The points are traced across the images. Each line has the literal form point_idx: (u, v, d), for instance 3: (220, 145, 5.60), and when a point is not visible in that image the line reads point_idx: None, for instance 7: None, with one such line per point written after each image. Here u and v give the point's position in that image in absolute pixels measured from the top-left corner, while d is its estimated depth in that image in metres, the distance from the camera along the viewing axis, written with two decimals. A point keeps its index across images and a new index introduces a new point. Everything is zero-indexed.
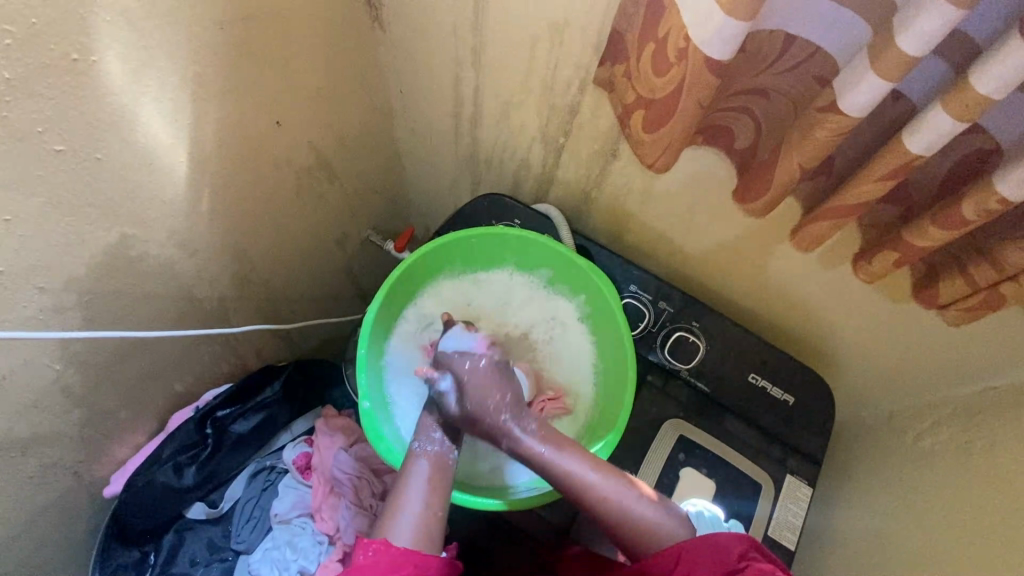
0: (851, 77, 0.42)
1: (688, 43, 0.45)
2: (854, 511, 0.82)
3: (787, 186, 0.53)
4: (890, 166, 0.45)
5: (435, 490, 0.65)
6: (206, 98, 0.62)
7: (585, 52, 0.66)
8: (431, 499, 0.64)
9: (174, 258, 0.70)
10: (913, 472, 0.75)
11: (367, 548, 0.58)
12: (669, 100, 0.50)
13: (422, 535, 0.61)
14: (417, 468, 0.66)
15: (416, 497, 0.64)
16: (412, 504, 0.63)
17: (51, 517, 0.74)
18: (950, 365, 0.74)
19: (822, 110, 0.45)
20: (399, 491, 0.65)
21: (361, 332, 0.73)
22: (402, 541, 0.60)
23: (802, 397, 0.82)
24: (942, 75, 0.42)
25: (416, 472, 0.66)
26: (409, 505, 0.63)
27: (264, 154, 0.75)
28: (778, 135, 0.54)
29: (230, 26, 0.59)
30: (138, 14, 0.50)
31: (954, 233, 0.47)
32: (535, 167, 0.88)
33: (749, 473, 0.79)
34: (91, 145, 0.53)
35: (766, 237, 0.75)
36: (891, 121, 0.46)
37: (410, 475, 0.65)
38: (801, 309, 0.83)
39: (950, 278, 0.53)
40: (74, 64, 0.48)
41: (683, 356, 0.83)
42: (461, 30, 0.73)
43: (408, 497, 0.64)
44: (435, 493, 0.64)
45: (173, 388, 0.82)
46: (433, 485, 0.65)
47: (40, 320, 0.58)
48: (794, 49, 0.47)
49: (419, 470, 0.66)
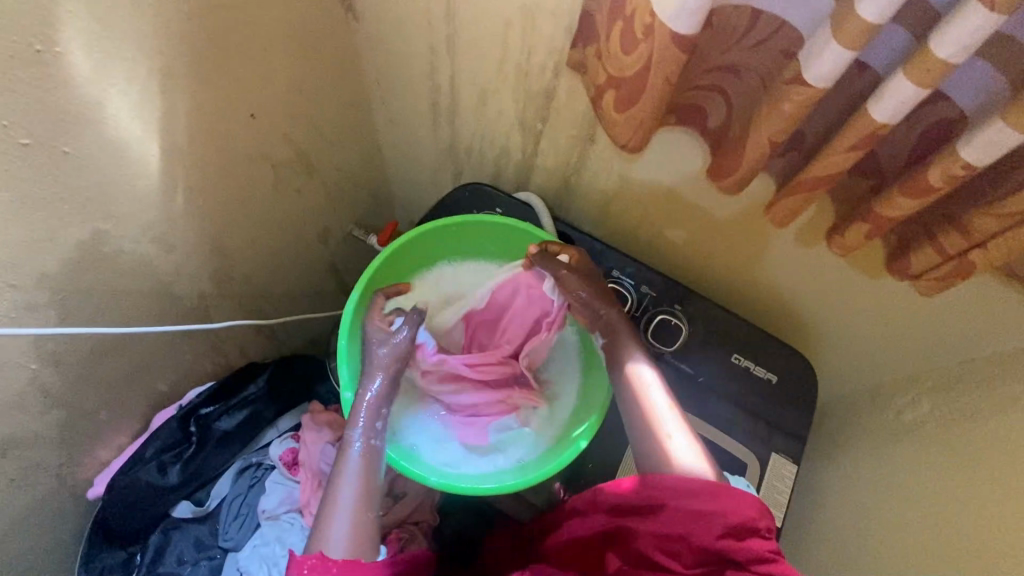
0: (815, 48, 0.42)
1: (654, 19, 0.45)
2: (838, 486, 0.83)
3: (758, 161, 0.53)
4: (857, 136, 0.45)
5: (365, 486, 0.64)
6: (176, 90, 0.61)
7: (558, 36, 0.66)
8: (361, 497, 0.63)
9: (150, 253, 0.70)
10: (895, 445, 0.76)
11: (304, 566, 0.58)
12: (638, 78, 0.50)
13: (358, 538, 0.61)
14: (348, 466, 0.65)
15: (348, 498, 0.63)
16: (345, 508, 0.62)
17: (34, 520, 0.73)
18: (928, 338, 0.76)
19: (788, 83, 0.46)
20: (331, 494, 0.63)
21: (342, 323, 0.72)
22: (339, 549, 0.60)
23: (784, 375, 0.82)
24: (904, 44, 0.42)
25: (347, 470, 0.64)
26: (341, 509, 0.62)
27: (239, 148, 0.74)
28: (749, 111, 0.54)
29: (198, 16, 0.58)
30: (102, 3, 0.49)
31: (922, 202, 0.47)
32: (514, 155, 0.88)
33: (734, 452, 0.80)
34: (59, 138, 0.53)
35: (744, 218, 0.76)
36: (856, 93, 0.47)
37: (341, 475, 0.64)
38: (781, 289, 0.84)
39: (921, 248, 0.54)
40: (38, 56, 0.47)
41: (666, 340, 0.83)
42: (434, 18, 0.73)
43: (339, 500, 0.63)
44: (366, 488, 0.64)
45: (156, 387, 0.82)
46: (364, 483, 0.64)
47: (14, 318, 0.58)
48: (759, 24, 0.48)
49: (350, 468, 0.65)
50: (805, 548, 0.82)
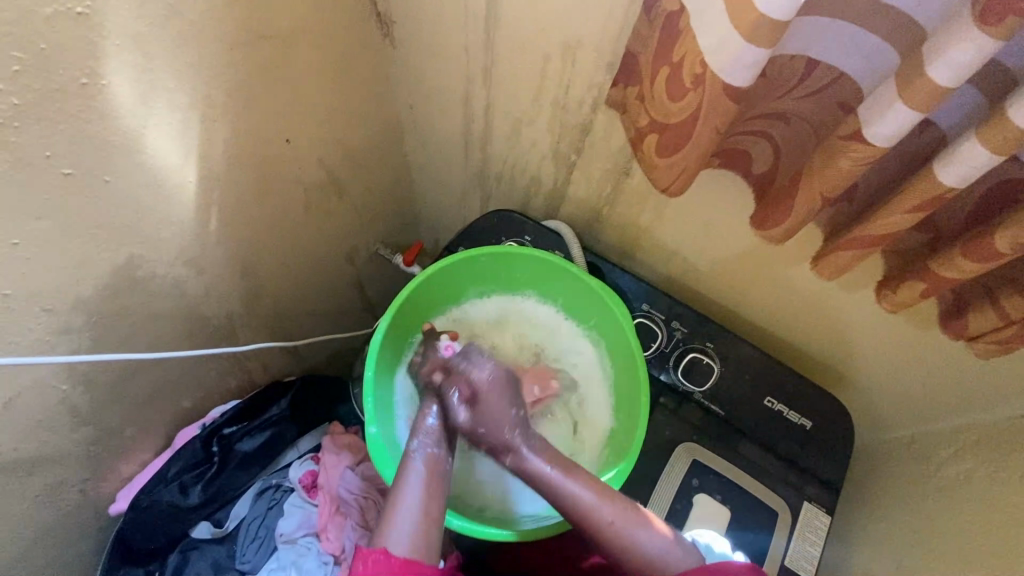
0: (876, 106, 0.41)
1: (706, 70, 0.44)
2: (873, 541, 0.79)
3: (806, 215, 0.52)
4: (922, 197, 0.43)
5: (427, 496, 0.64)
6: (214, 119, 0.61)
7: (598, 72, 0.65)
8: (427, 506, 0.63)
9: (182, 277, 0.70)
10: (933, 501, 0.73)
11: (366, 558, 0.56)
12: (685, 125, 0.49)
13: (425, 535, 0.61)
14: (413, 474, 0.65)
15: (413, 503, 0.63)
16: (410, 507, 0.62)
17: (59, 534, 0.73)
18: (975, 392, 0.72)
19: (845, 139, 0.44)
20: (393, 499, 0.63)
21: (369, 355, 0.71)
22: (400, 546, 0.59)
23: (819, 420, 0.79)
24: (976, 105, 0.40)
25: (412, 476, 0.65)
26: (404, 511, 0.62)
27: (274, 172, 0.74)
28: (798, 160, 0.52)
29: (240, 47, 0.59)
30: (148, 37, 0.50)
31: (986, 265, 0.45)
32: (546, 184, 0.87)
33: (765, 499, 0.77)
34: (100, 168, 0.53)
35: (783, 258, 0.73)
36: (919, 149, 0.45)
37: (406, 481, 0.64)
38: (818, 331, 0.81)
39: (981, 310, 0.51)
40: (83, 89, 0.47)
41: (696, 378, 0.81)
42: (472, 49, 0.72)
43: (401, 504, 0.62)
44: (431, 497, 0.64)
45: (181, 405, 0.82)
46: (429, 490, 0.64)
47: (47, 342, 0.58)
48: (814, 75, 0.46)
49: (415, 473, 0.65)
50: None
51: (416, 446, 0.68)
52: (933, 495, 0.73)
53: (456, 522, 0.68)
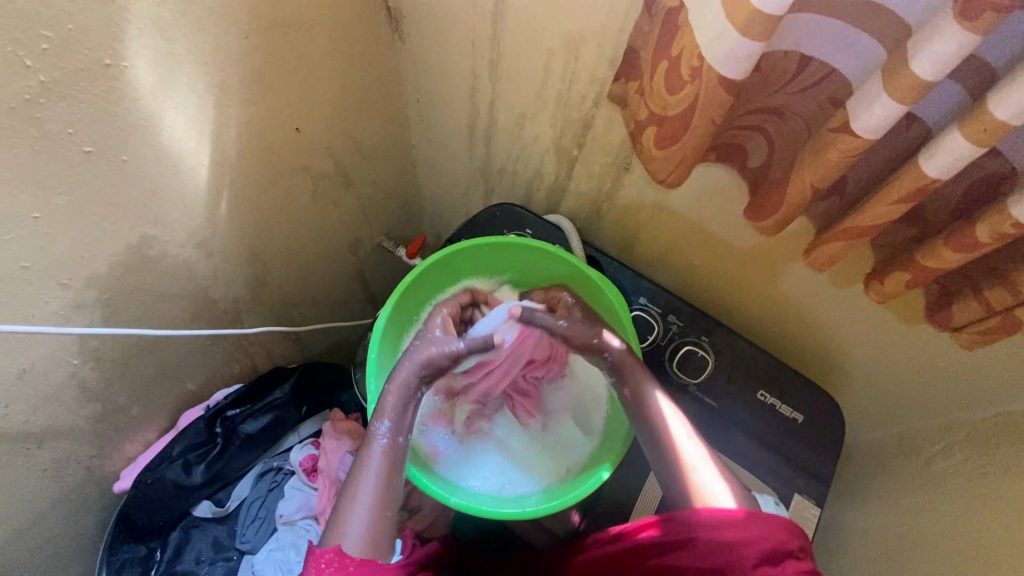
0: (864, 99, 0.43)
1: (702, 62, 0.46)
2: (862, 534, 0.80)
3: (797, 206, 0.54)
4: (906, 190, 0.45)
5: (384, 485, 0.65)
6: (228, 104, 0.63)
7: (601, 68, 0.67)
8: (382, 498, 0.65)
9: (192, 259, 0.72)
10: (920, 495, 0.74)
11: (321, 561, 0.58)
12: (683, 116, 0.51)
13: (378, 526, 0.63)
14: (372, 463, 0.66)
15: (367, 498, 0.64)
16: (365, 498, 0.64)
17: (65, 508, 0.75)
18: (962, 388, 0.74)
19: (834, 131, 0.46)
20: (351, 491, 0.64)
21: (372, 336, 0.73)
22: (355, 545, 0.61)
23: (810, 414, 0.81)
24: (958, 100, 0.42)
25: (369, 467, 0.66)
26: (360, 504, 0.63)
27: (283, 160, 0.76)
28: (791, 153, 0.54)
29: (255, 35, 0.61)
30: (168, 22, 0.52)
31: (969, 255, 0.47)
32: (548, 178, 0.89)
33: (756, 490, 0.78)
34: (118, 147, 0.55)
35: (777, 254, 0.75)
36: (906, 143, 0.47)
37: (363, 473, 0.65)
38: (812, 327, 0.82)
39: (965, 301, 0.53)
40: (106, 69, 0.49)
41: (691, 371, 0.83)
42: (478, 44, 0.74)
43: (358, 497, 0.63)
44: (386, 488, 0.65)
45: (185, 386, 0.84)
46: (387, 480, 0.66)
47: (61, 316, 0.60)
48: (807, 70, 0.48)
49: (374, 465, 0.66)
50: None
51: (377, 431, 0.68)
52: (920, 489, 0.74)
53: (456, 501, 0.68)
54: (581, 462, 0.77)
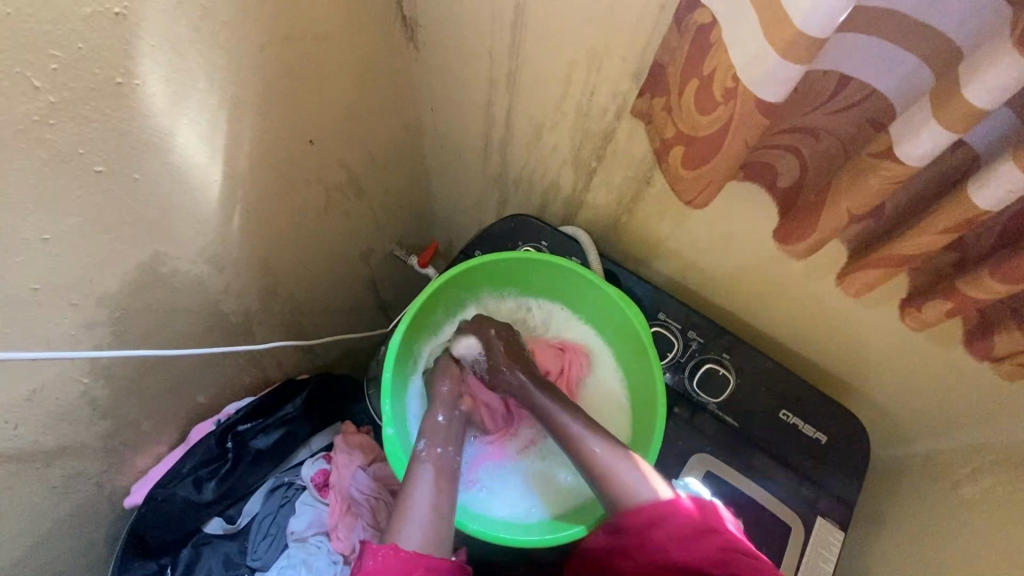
0: (909, 126, 0.41)
1: (737, 83, 0.44)
2: (886, 557, 0.78)
3: (833, 231, 0.52)
4: (954, 218, 0.43)
5: (436, 492, 0.66)
6: (241, 118, 0.62)
7: (623, 80, 0.65)
8: (437, 505, 0.65)
9: (204, 274, 0.71)
10: (949, 520, 0.72)
11: (377, 554, 0.60)
12: (714, 137, 0.49)
13: (435, 530, 0.63)
14: (422, 472, 0.67)
15: (424, 500, 0.65)
16: (420, 506, 0.64)
17: (75, 525, 0.74)
18: (993, 411, 0.71)
19: (876, 156, 0.44)
20: (404, 497, 0.65)
21: (388, 355, 0.71)
22: (411, 542, 0.62)
23: (834, 435, 0.79)
24: (1013, 126, 0.40)
25: (423, 474, 0.67)
26: (415, 508, 0.64)
27: (296, 172, 0.75)
28: (826, 175, 0.52)
29: (269, 48, 0.59)
30: (181, 38, 0.50)
31: (1015, 286, 0.44)
32: (564, 190, 0.87)
33: (777, 512, 0.76)
34: (130, 166, 0.54)
35: (802, 271, 0.73)
36: (951, 169, 0.45)
37: (418, 478, 0.67)
38: (837, 345, 0.80)
39: (1007, 331, 0.51)
40: (118, 88, 0.48)
41: (711, 389, 0.81)
42: (496, 54, 0.72)
43: (414, 501, 0.65)
44: (441, 493, 0.66)
45: (197, 400, 0.83)
46: (439, 486, 0.67)
47: (72, 336, 0.59)
48: (847, 91, 0.46)
49: (424, 473, 0.67)
50: None
51: (424, 447, 0.70)
52: (948, 515, 0.72)
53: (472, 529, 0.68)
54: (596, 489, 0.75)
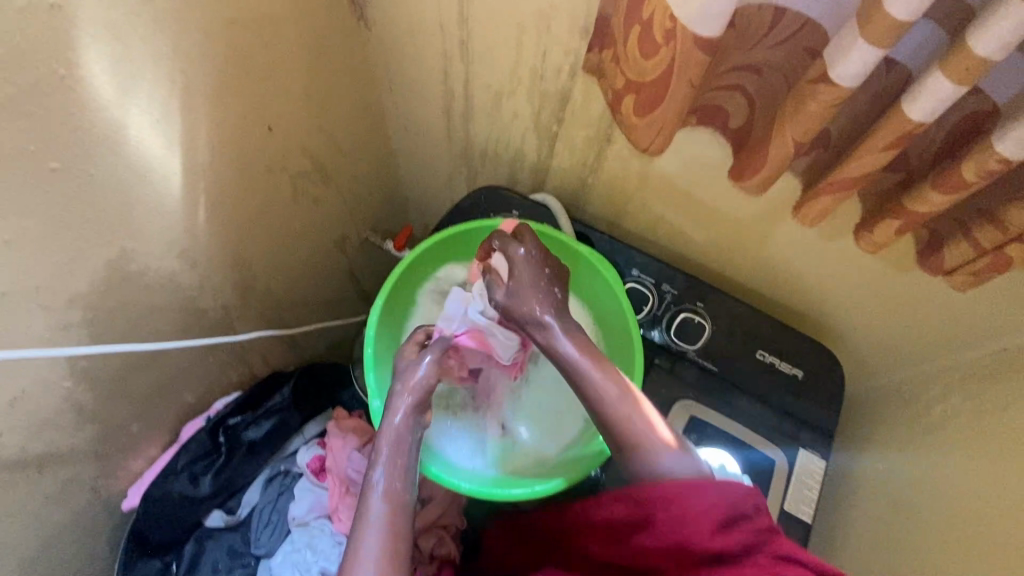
0: (841, 48, 0.42)
1: (676, 24, 0.45)
2: (867, 481, 0.82)
3: (782, 162, 0.53)
4: (893, 135, 0.45)
5: (394, 531, 0.56)
6: (194, 107, 0.61)
7: (574, 38, 0.66)
8: (395, 546, 0.55)
9: (175, 270, 0.71)
10: (923, 438, 0.75)
11: None
12: (661, 80, 0.50)
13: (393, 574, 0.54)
14: (374, 510, 0.56)
15: (374, 547, 0.54)
16: (370, 557, 0.54)
17: (75, 531, 0.75)
18: (954, 332, 0.74)
19: (813, 82, 0.45)
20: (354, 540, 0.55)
21: (369, 331, 0.73)
22: None
23: (810, 370, 0.81)
24: (936, 38, 0.42)
25: (369, 518, 0.56)
26: (366, 555, 0.54)
27: (259, 160, 0.75)
28: (772, 109, 0.54)
29: (214, 33, 0.59)
30: (121, 25, 0.50)
31: (955, 196, 0.47)
32: (530, 157, 0.88)
33: (761, 449, 0.79)
34: (85, 161, 0.53)
35: (764, 214, 0.75)
36: (889, 88, 0.46)
37: (363, 523, 0.55)
38: (807, 284, 0.83)
39: (955, 244, 0.53)
40: (62, 81, 0.48)
41: (688, 338, 0.83)
42: (447, 23, 0.73)
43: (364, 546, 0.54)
44: (394, 537, 0.55)
45: (184, 399, 0.83)
46: (394, 527, 0.56)
47: (47, 339, 0.59)
48: (783, 22, 0.47)
49: (374, 513, 0.56)
50: (834, 546, 0.82)
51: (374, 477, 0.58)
52: (922, 434, 0.75)
53: (467, 485, 0.70)
54: (529, 462, 0.78)
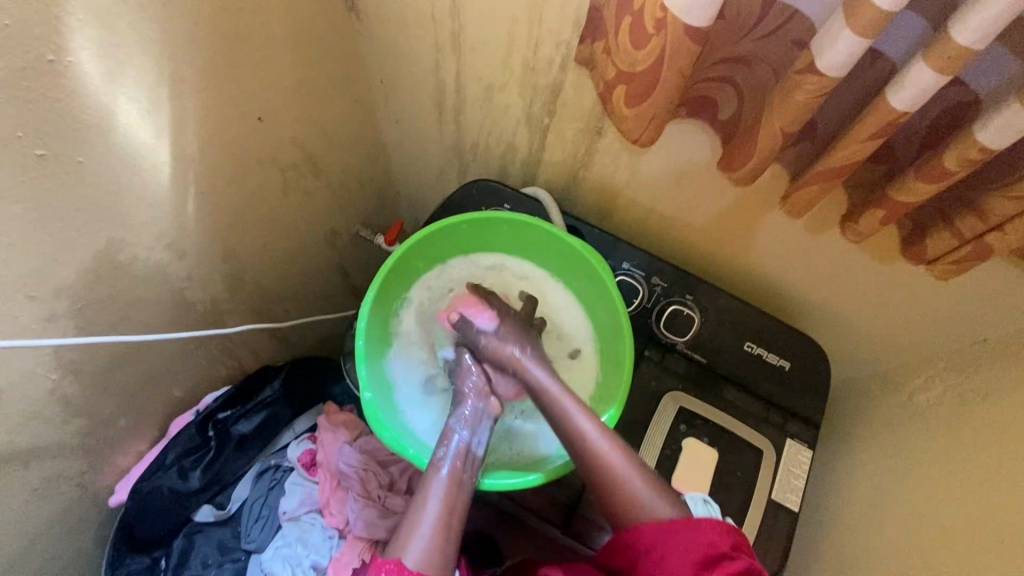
0: (827, 37, 0.43)
1: (666, 13, 0.46)
2: (853, 470, 0.83)
3: (770, 153, 0.54)
4: (877, 125, 0.46)
5: (445, 504, 0.65)
6: (184, 95, 0.61)
7: (565, 31, 0.66)
8: (444, 517, 0.64)
9: (164, 262, 0.70)
10: (907, 426, 0.76)
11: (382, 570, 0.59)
12: (651, 71, 0.51)
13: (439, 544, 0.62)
14: (434, 486, 0.66)
15: (432, 512, 0.64)
16: (429, 521, 0.64)
17: (62, 526, 0.74)
18: (937, 322, 0.76)
19: (800, 73, 0.46)
20: (414, 510, 0.65)
21: (358, 324, 0.72)
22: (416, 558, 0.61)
23: (797, 361, 0.82)
24: (919, 31, 0.43)
25: (434, 487, 0.66)
26: (423, 524, 0.63)
27: (249, 151, 0.74)
28: (760, 100, 0.55)
29: (204, 21, 0.58)
30: (110, 10, 0.49)
31: (938, 185, 0.48)
32: (521, 150, 0.89)
33: (750, 439, 0.80)
34: (72, 149, 0.53)
35: (752, 206, 0.76)
36: (874, 79, 0.47)
37: (429, 490, 0.66)
38: (793, 276, 0.84)
39: (938, 233, 0.55)
40: (50, 66, 0.47)
41: (678, 330, 0.84)
42: (439, 15, 0.73)
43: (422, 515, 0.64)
44: (450, 505, 0.65)
45: (172, 393, 0.82)
46: (447, 501, 0.65)
47: (33, 329, 0.58)
48: (771, 14, 0.48)
49: (435, 487, 0.66)
50: (821, 534, 0.83)
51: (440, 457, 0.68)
52: (905, 422, 0.77)
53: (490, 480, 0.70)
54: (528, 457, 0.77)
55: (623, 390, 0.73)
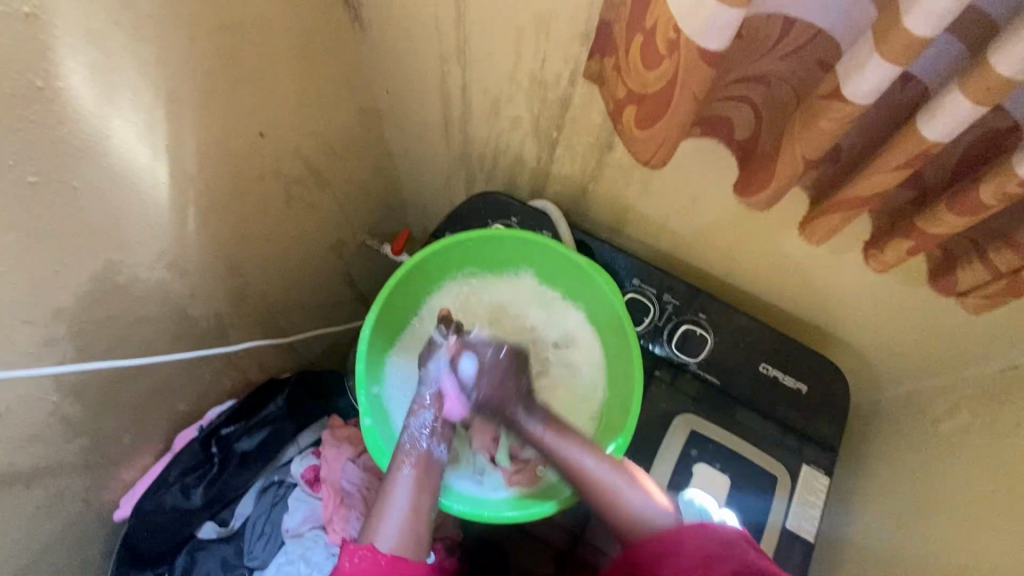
0: (855, 62, 0.40)
1: (679, 35, 0.43)
2: (874, 498, 0.80)
3: (790, 179, 0.51)
4: (906, 155, 0.43)
5: (416, 496, 0.69)
6: (182, 114, 0.59)
7: (574, 44, 0.63)
8: (415, 506, 0.69)
9: (165, 280, 0.69)
10: (931, 455, 0.73)
11: (354, 555, 0.66)
12: (661, 94, 0.48)
13: (410, 533, 0.68)
14: (402, 478, 0.70)
15: (401, 507, 0.69)
16: (398, 512, 0.68)
17: (67, 542, 0.74)
18: (964, 347, 0.72)
19: (824, 98, 0.43)
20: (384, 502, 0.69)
21: (359, 348, 0.71)
22: (388, 544, 0.67)
23: (815, 384, 0.79)
24: (956, 54, 0.39)
25: (401, 481, 0.70)
26: (391, 516, 0.68)
27: (251, 166, 0.73)
28: (780, 120, 0.52)
29: (202, 39, 0.57)
30: (102, 33, 0.47)
31: (971, 219, 0.45)
32: (529, 162, 0.86)
33: (765, 466, 0.77)
34: (67, 174, 0.52)
35: (770, 225, 0.73)
36: (905, 103, 0.44)
37: (396, 484, 0.70)
38: (813, 295, 0.80)
39: (969, 265, 0.52)
40: (40, 93, 0.46)
41: (690, 350, 0.81)
42: (444, 26, 0.70)
43: (391, 507, 0.69)
44: (421, 496, 0.70)
45: (177, 408, 0.82)
46: (417, 492, 0.70)
47: (31, 354, 0.57)
48: (793, 33, 0.45)
49: (402, 481, 0.70)
50: (838, 565, 0.80)
51: (405, 457, 0.71)
52: (929, 451, 0.74)
53: (513, 513, 0.69)
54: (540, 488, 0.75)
55: (636, 413, 0.71)
